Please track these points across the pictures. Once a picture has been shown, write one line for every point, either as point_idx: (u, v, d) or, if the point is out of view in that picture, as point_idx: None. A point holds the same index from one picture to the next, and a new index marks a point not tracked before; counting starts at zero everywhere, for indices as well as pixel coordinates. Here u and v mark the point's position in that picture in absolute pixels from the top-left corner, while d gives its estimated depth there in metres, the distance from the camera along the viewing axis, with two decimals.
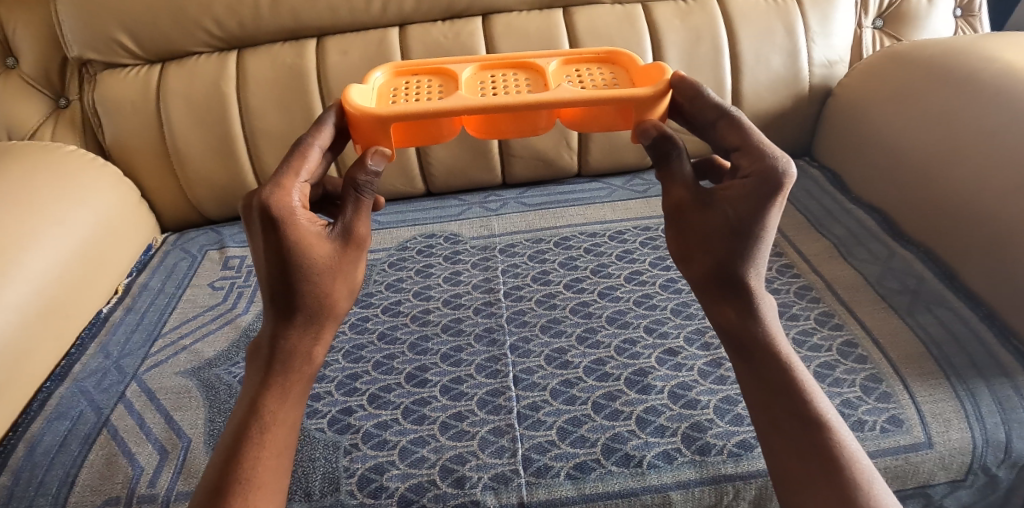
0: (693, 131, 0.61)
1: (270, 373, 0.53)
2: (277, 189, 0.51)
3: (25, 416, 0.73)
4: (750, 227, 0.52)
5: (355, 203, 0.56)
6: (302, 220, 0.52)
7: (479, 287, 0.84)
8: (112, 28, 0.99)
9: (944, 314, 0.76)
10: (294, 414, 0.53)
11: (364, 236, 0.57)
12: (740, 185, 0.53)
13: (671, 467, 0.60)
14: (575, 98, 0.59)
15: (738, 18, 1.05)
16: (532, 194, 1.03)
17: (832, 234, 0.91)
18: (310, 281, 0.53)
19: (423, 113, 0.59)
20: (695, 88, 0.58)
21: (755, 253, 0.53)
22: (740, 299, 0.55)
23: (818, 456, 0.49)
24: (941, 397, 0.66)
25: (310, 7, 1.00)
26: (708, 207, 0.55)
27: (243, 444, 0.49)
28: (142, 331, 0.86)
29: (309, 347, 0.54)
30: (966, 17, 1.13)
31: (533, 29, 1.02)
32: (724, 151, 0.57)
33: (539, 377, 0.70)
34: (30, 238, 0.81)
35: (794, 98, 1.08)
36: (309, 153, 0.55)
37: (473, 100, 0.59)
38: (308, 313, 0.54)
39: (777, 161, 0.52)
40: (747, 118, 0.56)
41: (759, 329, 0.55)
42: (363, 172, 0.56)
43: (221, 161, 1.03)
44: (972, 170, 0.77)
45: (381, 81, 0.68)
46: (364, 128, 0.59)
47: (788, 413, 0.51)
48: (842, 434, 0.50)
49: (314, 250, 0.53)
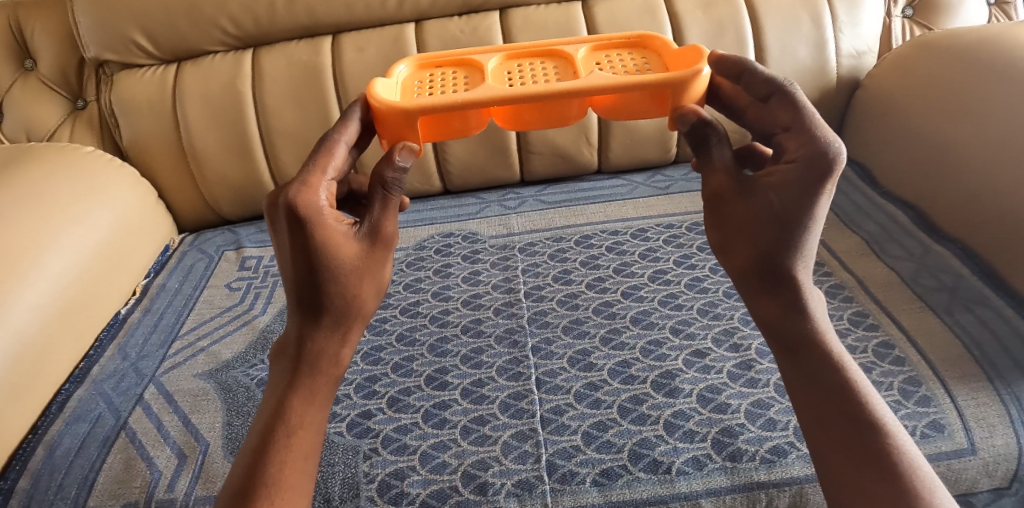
0: (737, 115, 0.58)
1: (296, 376, 0.51)
2: (303, 187, 0.50)
3: (44, 418, 0.72)
4: (799, 216, 0.50)
5: (382, 201, 0.54)
6: (328, 218, 0.51)
7: (499, 287, 0.82)
8: (128, 29, 0.98)
9: (985, 314, 0.72)
10: (319, 418, 0.51)
11: (391, 234, 0.54)
12: (787, 170, 0.51)
13: (701, 473, 0.57)
14: (608, 83, 0.57)
15: (762, 8, 1.02)
16: (551, 191, 1.01)
17: (863, 230, 0.88)
18: (337, 282, 0.51)
19: (449, 105, 0.57)
20: (741, 64, 0.57)
21: (803, 245, 0.51)
22: (785, 293, 0.52)
23: (875, 461, 0.46)
24: (984, 401, 0.63)
25: (325, 4, 0.99)
26: (752, 194, 0.52)
27: (269, 447, 0.47)
28: (160, 332, 0.85)
29: (336, 350, 0.53)
30: (1001, 4, 1.09)
31: (551, 22, 1.00)
32: (774, 130, 0.54)
33: (562, 379, 0.68)
34: (49, 239, 0.80)
35: (821, 90, 1.05)
36: (334, 150, 0.54)
37: (503, 90, 0.57)
38: (335, 314, 0.52)
39: (827, 145, 0.49)
40: (803, 93, 0.53)
41: (807, 326, 0.52)
42: (391, 168, 0.54)
43: (239, 160, 1.03)
44: (1004, 165, 0.75)
45: (405, 74, 0.67)
46: (391, 123, 0.58)
47: (840, 414, 0.49)
48: (899, 438, 0.48)
49: (340, 250, 0.51)
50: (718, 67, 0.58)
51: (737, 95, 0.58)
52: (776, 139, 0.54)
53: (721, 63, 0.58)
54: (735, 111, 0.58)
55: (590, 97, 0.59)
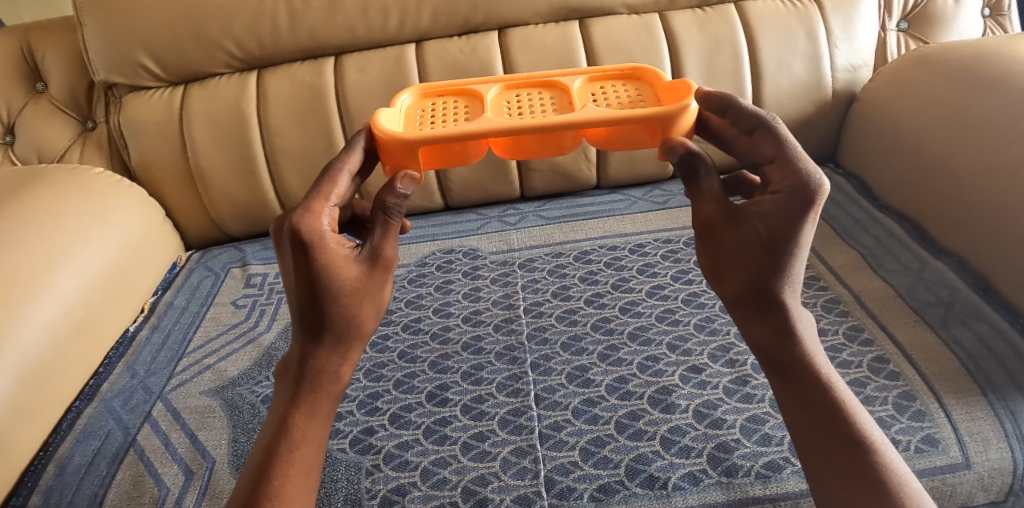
0: (722, 145, 0.59)
1: (299, 392, 0.53)
2: (307, 214, 0.51)
3: (55, 435, 0.74)
4: (785, 243, 0.51)
5: (383, 226, 0.55)
6: (330, 243, 0.52)
7: (499, 303, 0.83)
8: (137, 52, 1.01)
9: (980, 327, 0.73)
10: (320, 433, 0.53)
11: (391, 257, 0.55)
12: (773, 201, 0.52)
13: (697, 489, 0.58)
14: (601, 117, 0.59)
15: (758, 24, 1.03)
16: (551, 207, 1.03)
17: (859, 243, 0.89)
18: (339, 304, 0.53)
19: (449, 137, 0.58)
20: (725, 100, 0.56)
21: (791, 271, 0.52)
22: (775, 317, 0.53)
23: (864, 481, 0.47)
24: (978, 415, 0.64)
25: (327, 26, 1.01)
26: (739, 223, 0.53)
27: (272, 462, 0.49)
28: (167, 350, 0.87)
29: (336, 367, 0.54)
30: (996, 16, 1.10)
31: (549, 41, 1.02)
32: (760, 161, 0.54)
33: (560, 395, 0.69)
34: (60, 261, 0.82)
35: (816, 104, 1.06)
36: (337, 178, 0.55)
37: (501, 122, 0.59)
38: (336, 334, 0.54)
39: (810, 176, 0.49)
40: (785, 126, 0.53)
41: (797, 350, 0.53)
42: (392, 194, 0.55)
43: (244, 180, 1.05)
44: (996, 180, 0.76)
45: (407, 103, 0.69)
46: (392, 152, 0.59)
47: (830, 436, 0.50)
48: (888, 457, 0.49)
49: (342, 273, 0.52)
50: (704, 102, 0.58)
51: (723, 128, 0.59)
52: (762, 169, 0.55)
53: (708, 99, 0.58)
54: (722, 142, 0.59)
55: (585, 129, 0.60)
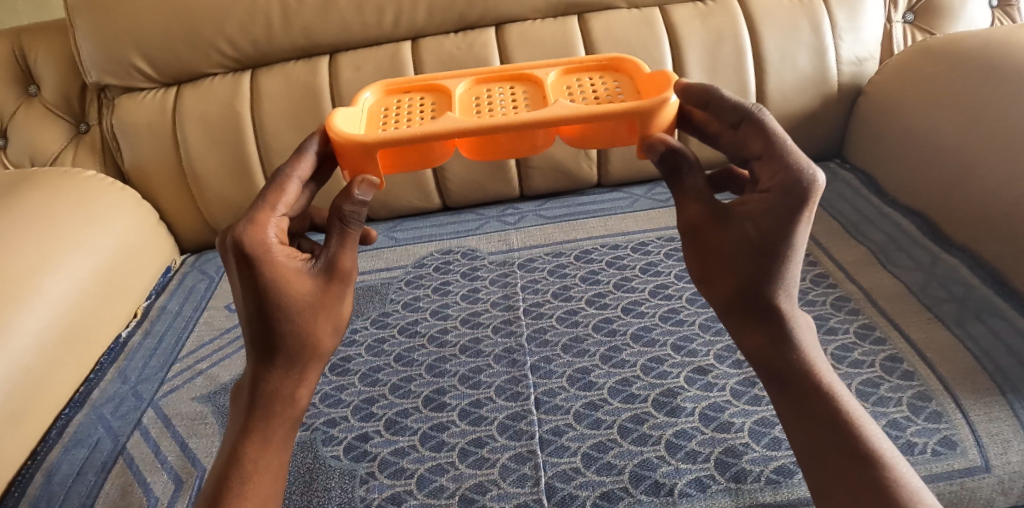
0: (705, 140, 0.57)
1: (251, 419, 0.51)
2: (250, 225, 0.48)
3: (44, 444, 0.72)
4: (777, 245, 0.48)
5: (340, 234, 0.53)
6: (278, 256, 0.49)
7: (499, 304, 0.81)
8: (129, 53, 1.00)
9: (997, 324, 0.70)
10: (278, 461, 0.51)
11: (349, 269, 0.53)
12: (761, 199, 0.49)
13: (705, 495, 0.56)
14: (575, 114, 0.56)
15: (761, 18, 1.01)
16: (551, 206, 1.01)
17: (869, 240, 0.87)
18: (291, 322, 0.50)
19: (412, 138, 0.56)
20: (706, 91, 0.55)
21: (784, 275, 0.49)
22: (770, 324, 0.51)
23: (874, 496, 0.44)
24: (998, 416, 0.61)
25: (322, 24, 0.99)
26: (727, 224, 0.51)
27: (223, 494, 0.47)
28: (160, 355, 0.85)
29: (292, 390, 0.52)
30: (1004, 7, 1.08)
31: (548, 37, 1.00)
32: (747, 158, 0.52)
33: (562, 399, 0.67)
34: (49, 265, 0.80)
35: (822, 98, 1.03)
36: (286, 185, 0.52)
37: (466, 121, 0.56)
38: (289, 354, 0.51)
39: (803, 171, 0.47)
40: (773, 119, 0.51)
41: (794, 357, 0.51)
42: (349, 201, 0.53)
43: (237, 182, 1.03)
44: (1009, 171, 0.73)
45: (371, 101, 0.67)
46: (350, 155, 0.57)
47: (835, 449, 0.47)
48: (899, 471, 0.46)
49: (293, 288, 0.50)
50: (684, 96, 0.56)
51: (706, 122, 0.56)
52: (751, 165, 0.52)
53: (687, 91, 0.56)
54: (707, 138, 0.57)
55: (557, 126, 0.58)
